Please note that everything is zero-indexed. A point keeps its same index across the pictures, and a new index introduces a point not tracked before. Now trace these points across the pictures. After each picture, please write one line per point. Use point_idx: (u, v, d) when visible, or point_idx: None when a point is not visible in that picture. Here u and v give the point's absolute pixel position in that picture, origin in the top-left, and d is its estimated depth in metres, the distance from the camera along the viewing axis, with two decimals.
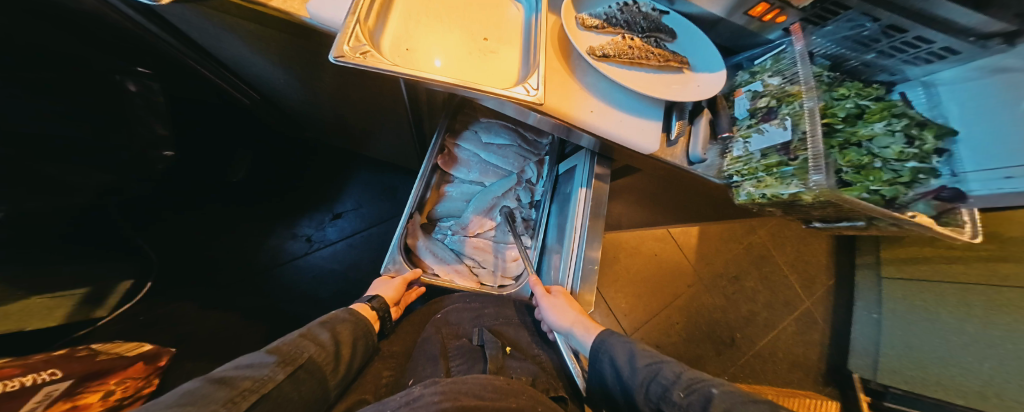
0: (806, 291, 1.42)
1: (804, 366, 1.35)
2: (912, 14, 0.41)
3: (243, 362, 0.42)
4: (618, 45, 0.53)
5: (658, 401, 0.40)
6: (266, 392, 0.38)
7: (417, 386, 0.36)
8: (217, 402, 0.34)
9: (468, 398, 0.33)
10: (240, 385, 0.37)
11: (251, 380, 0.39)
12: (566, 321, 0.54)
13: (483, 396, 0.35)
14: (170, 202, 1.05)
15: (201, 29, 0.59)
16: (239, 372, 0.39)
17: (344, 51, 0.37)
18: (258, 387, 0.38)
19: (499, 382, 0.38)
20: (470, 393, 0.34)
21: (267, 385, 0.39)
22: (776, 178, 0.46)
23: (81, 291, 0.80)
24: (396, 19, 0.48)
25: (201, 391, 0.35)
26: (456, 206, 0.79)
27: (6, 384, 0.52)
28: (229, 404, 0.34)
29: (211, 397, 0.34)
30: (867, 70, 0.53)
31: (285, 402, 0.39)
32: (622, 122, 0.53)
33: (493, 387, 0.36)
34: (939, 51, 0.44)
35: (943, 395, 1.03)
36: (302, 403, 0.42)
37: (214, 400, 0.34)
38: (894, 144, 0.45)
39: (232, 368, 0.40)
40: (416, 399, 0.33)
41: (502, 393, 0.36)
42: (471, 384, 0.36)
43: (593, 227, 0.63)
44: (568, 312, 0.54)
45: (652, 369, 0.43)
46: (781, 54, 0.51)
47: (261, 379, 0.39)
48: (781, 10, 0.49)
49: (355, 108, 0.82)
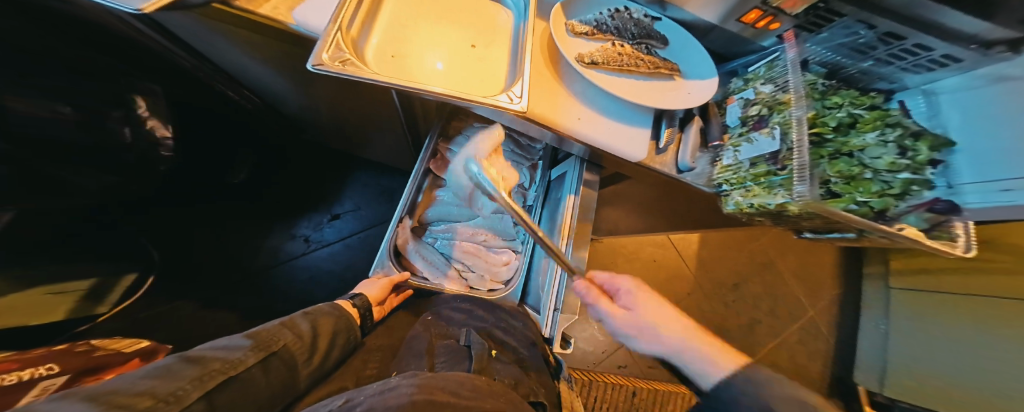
0: (810, 300, 1.39)
1: (807, 377, 1.31)
2: (913, 22, 0.39)
3: (217, 344, 0.43)
4: (608, 52, 0.53)
5: None
6: (237, 374, 0.39)
7: (396, 376, 0.36)
8: (186, 377, 0.34)
9: (444, 393, 0.32)
10: (211, 365, 0.38)
11: (222, 361, 0.39)
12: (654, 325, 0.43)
13: (459, 393, 0.33)
14: (172, 202, 1.07)
15: (201, 37, 0.61)
16: (212, 353, 0.40)
17: (322, 59, 0.37)
18: (228, 368, 0.39)
19: (478, 382, 0.37)
20: (447, 388, 0.33)
21: (237, 368, 0.40)
22: (764, 188, 0.45)
23: (86, 283, 0.81)
24: (382, 25, 0.49)
25: (173, 367, 0.35)
26: (448, 209, 0.76)
27: (4, 377, 0.55)
28: (197, 381, 0.35)
29: (182, 372, 0.35)
30: (863, 78, 0.52)
31: (256, 386, 0.41)
32: (610, 129, 0.53)
33: (471, 386, 0.35)
34: (940, 58, 0.42)
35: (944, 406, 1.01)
36: (270, 389, 0.42)
37: (185, 375, 0.34)
38: (886, 154, 0.44)
39: (207, 349, 0.41)
40: (390, 388, 0.33)
41: (478, 392, 0.35)
42: (450, 381, 0.35)
43: (580, 233, 0.63)
44: (651, 310, 0.45)
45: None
46: (774, 62, 0.49)
47: (233, 361, 0.40)
48: (774, 17, 0.47)
49: (353, 112, 0.83)
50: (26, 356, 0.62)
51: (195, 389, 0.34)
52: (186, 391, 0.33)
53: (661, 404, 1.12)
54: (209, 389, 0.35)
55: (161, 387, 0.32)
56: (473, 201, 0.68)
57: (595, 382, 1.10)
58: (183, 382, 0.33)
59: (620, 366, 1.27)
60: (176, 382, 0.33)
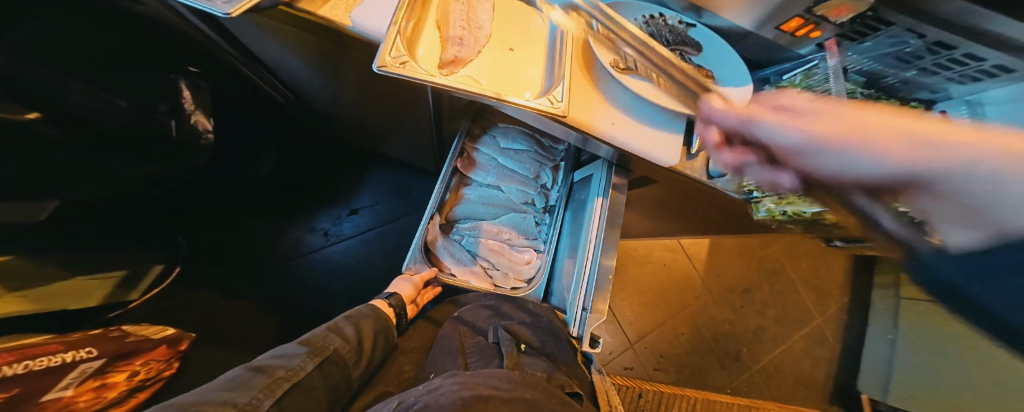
0: (819, 308, 1.39)
1: (813, 383, 1.32)
2: (961, 29, 0.38)
3: (278, 352, 0.51)
4: (642, 58, 0.54)
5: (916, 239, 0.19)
6: (297, 381, 0.47)
7: (438, 378, 0.39)
8: (257, 387, 0.44)
9: (485, 388, 0.35)
10: (277, 374, 0.47)
11: (285, 369, 0.48)
12: (844, 151, 0.23)
13: (499, 386, 0.36)
14: (178, 201, 1.05)
15: (246, 32, 0.64)
16: (275, 362, 0.49)
17: (386, 61, 0.40)
18: (291, 375, 0.48)
19: (514, 375, 0.39)
20: (488, 383, 0.36)
21: (298, 375, 0.48)
22: (798, 196, 0.46)
23: (120, 272, 0.85)
24: (430, 32, 0.52)
25: (243, 379, 0.45)
26: (473, 208, 0.79)
27: (50, 359, 0.56)
28: (267, 389, 0.44)
29: (252, 383, 0.45)
30: (905, 87, 0.50)
31: (315, 389, 0.48)
32: (644, 134, 0.54)
33: (510, 380, 0.38)
34: (990, 69, 0.41)
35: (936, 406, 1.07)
36: (327, 394, 0.49)
37: (254, 387, 0.44)
38: None
39: (269, 358, 0.50)
40: (437, 386, 0.36)
41: (515, 384, 0.37)
42: (488, 376, 0.38)
43: (608, 235, 0.64)
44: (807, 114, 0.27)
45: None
46: (813, 70, 0.50)
47: (293, 369, 0.48)
48: (816, 25, 0.48)
49: (380, 110, 0.84)
50: (67, 337, 0.64)
51: (266, 397, 0.44)
52: (258, 400, 0.43)
53: (668, 406, 1.13)
54: (277, 396, 0.44)
55: (240, 397, 0.42)
56: (474, 26, 0.53)
57: None
58: (256, 392, 0.44)
59: (626, 368, 1.28)
60: (250, 392, 0.43)
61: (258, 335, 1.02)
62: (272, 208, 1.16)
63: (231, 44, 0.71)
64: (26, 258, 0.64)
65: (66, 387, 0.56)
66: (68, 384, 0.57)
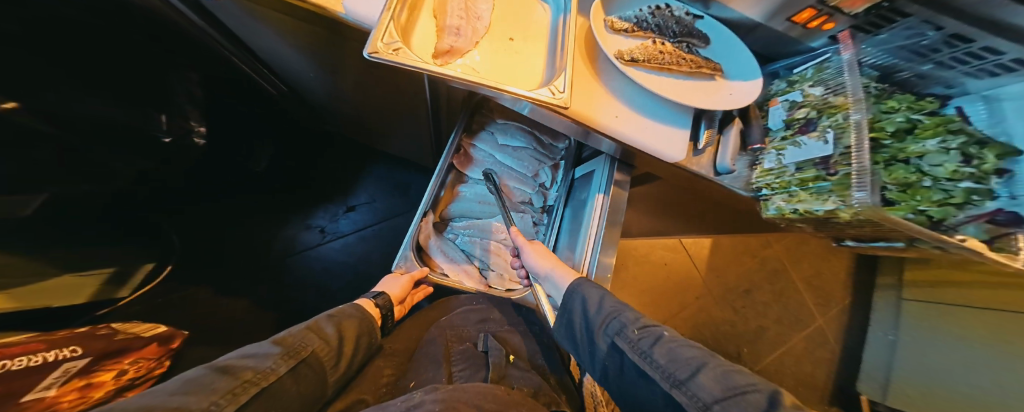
0: (821, 309, 1.37)
1: (813, 384, 1.30)
2: (985, 22, 0.35)
3: (245, 352, 0.45)
4: (648, 50, 0.52)
5: (613, 335, 0.43)
6: (267, 385, 0.41)
7: (418, 392, 0.37)
8: (219, 391, 0.36)
9: (467, 407, 0.33)
10: (243, 376, 0.40)
11: (253, 371, 0.42)
12: (546, 265, 0.58)
13: (482, 406, 0.34)
14: None
15: (239, 21, 0.62)
16: (241, 362, 0.42)
17: (377, 46, 0.38)
18: (259, 379, 0.41)
19: (498, 392, 0.37)
20: (470, 402, 0.34)
21: (268, 378, 0.42)
22: (811, 193, 0.44)
23: (109, 269, 0.82)
24: (427, 21, 0.50)
25: (202, 379, 0.37)
26: (469, 207, 0.77)
27: (29, 359, 0.54)
28: (230, 395, 0.37)
29: (213, 385, 0.36)
30: (919, 82, 0.47)
31: (287, 394, 0.43)
32: (648, 129, 0.52)
33: (493, 397, 0.36)
34: (1009, 63, 0.37)
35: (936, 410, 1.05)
36: (298, 400, 0.44)
37: (216, 388, 0.36)
38: (948, 161, 0.39)
39: (235, 358, 0.43)
40: (416, 406, 0.33)
41: (500, 405, 0.35)
42: (470, 392, 0.36)
43: (609, 235, 0.62)
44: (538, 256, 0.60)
45: (615, 310, 0.46)
46: (825, 63, 0.48)
47: (264, 371, 0.42)
48: (830, 16, 0.46)
49: (377, 104, 0.82)
50: (53, 336, 0.62)
51: (228, 404, 0.36)
52: (220, 406, 0.35)
53: None
54: (242, 403, 0.37)
55: (194, 403, 0.33)
56: (473, 16, 0.51)
57: None
58: (217, 397, 0.35)
59: None
60: (210, 397, 0.35)
61: (251, 334, 1.00)
62: (268, 204, 1.15)
63: (220, 32, 0.66)
64: (26, 258, 0.64)
65: (49, 386, 0.53)
66: (51, 383, 0.54)
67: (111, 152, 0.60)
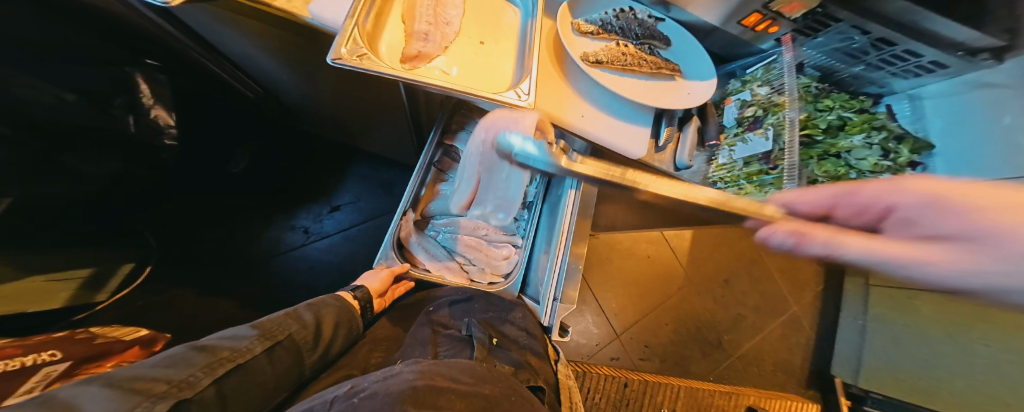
0: (795, 296, 1.44)
1: (788, 367, 1.37)
2: (909, 28, 0.39)
3: (226, 334, 0.48)
4: (611, 52, 0.55)
5: None
6: (243, 362, 0.44)
7: (399, 363, 0.35)
8: (197, 365, 0.40)
9: (443, 380, 0.31)
10: (221, 354, 0.43)
11: (230, 349, 0.44)
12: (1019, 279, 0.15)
13: (459, 379, 0.32)
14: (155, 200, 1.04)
15: (202, 22, 0.63)
16: (220, 342, 0.45)
17: (341, 53, 0.40)
18: (236, 357, 0.44)
19: (479, 368, 0.36)
20: (448, 375, 0.32)
21: (244, 356, 0.45)
22: (755, 186, 0.48)
23: (85, 271, 0.80)
24: (395, 26, 0.52)
25: (182, 355, 0.41)
26: (449, 204, 0.79)
27: (7, 364, 0.55)
28: (207, 368, 0.40)
29: (192, 360, 0.40)
30: (855, 82, 0.51)
31: (261, 372, 0.45)
32: (612, 127, 0.55)
33: (473, 373, 0.35)
34: (927, 64, 0.42)
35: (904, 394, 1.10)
36: (274, 376, 0.47)
37: (194, 363, 0.40)
38: (870, 156, 0.44)
39: (216, 339, 0.46)
40: (394, 374, 0.32)
41: (478, 379, 0.34)
42: (452, 368, 0.34)
43: (579, 229, 0.65)
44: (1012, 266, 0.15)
45: None
46: (772, 65, 0.52)
47: (240, 350, 0.45)
48: (774, 20, 0.49)
49: (357, 105, 0.83)
50: (28, 342, 0.62)
51: (205, 376, 0.39)
52: (196, 378, 0.38)
53: (651, 395, 1.15)
54: (217, 376, 0.40)
55: (173, 375, 0.37)
56: (441, 22, 0.52)
57: (590, 373, 1.11)
58: (194, 370, 0.39)
59: (611, 359, 1.31)
60: (188, 370, 0.38)
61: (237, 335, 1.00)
62: (252, 205, 1.15)
63: (188, 36, 0.69)
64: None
65: (29, 391, 0.52)
66: (33, 387, 0.54)
67: (73, 157, 0.59)
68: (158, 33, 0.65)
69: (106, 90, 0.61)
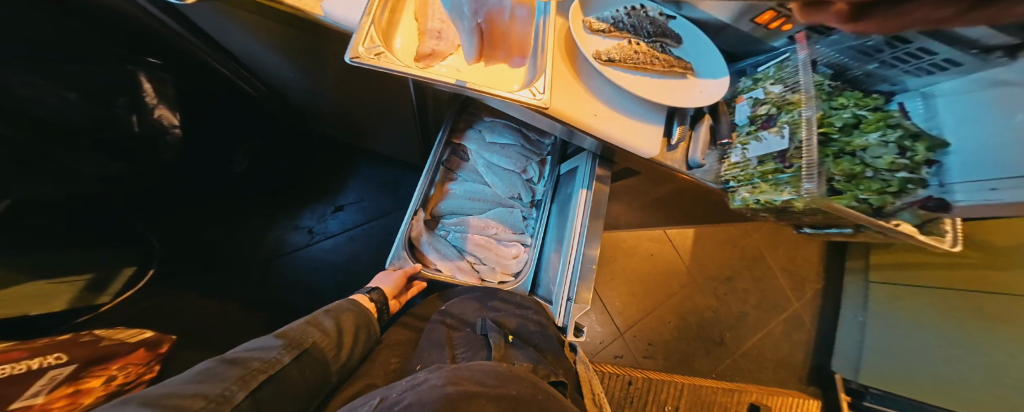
0: (797, 293, 1.44)
1: (789, 363, 1.38)
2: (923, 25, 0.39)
3: (252, 345, 0.48)
4: (624, 50, 0.54)
5: None
6: (274, 373, 0.44)
7: (423, 371, 0.36)
8: (230, 379, 0.40)
9: (471, 383, 0.31)
10: (251, 366, 0.43)
11: (260, 361, 0.45)
12: None
13: (485, 382, 0.32)
14: None
15: (209, 19, 0.62)
16: (248, 354, 0.45)
17: (358, 52, 0.40)
18: (267, 367, 0.44)
19: (501, 369, 0.36)
20: (474, 378, 0.32)
21: (274, 367, 0.45)
22: (770, 185, 0.48)
23: (86, 275, 0.80)
24: (407, 24, 0.51)
25: (214, 370, 0.41)
26: (459, 203, 0.78)
27: (13, 367, 0.54)
28: (240, 381, 0.40)
29: (224, 374, 0.41)
30: (867, 80, 0.52)
31: (291, 382, 0.45)
32: (624, 126, 0.55)
33: (497, 374, 0.34)
34: (941, 62, 0.42)
35: (903, 390, 1.11)
36: (305, 384, 0.48)
37: (227, 378, 0.40)
38: (887, 154, 0.43)
39: (243, 351, 0.46)
40: (421, 382, 0.33)
41: (503, 380, 0.33)
42: (476, 370, 0.34)
43: (592, 229, 0.65)
44: None
45: None
46: (785, 63, 0.52)
47: (270, 361, 0.45)
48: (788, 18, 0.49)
49: (364, 105, 0.83)
50: (33, 345, 0.61)
51: (240, 389, 0.40)
52: (231, 391, 0.39)
53: (656, 393, 1.16)
54: (251, 388, 0.41)
55: (209, 390, 0.37)
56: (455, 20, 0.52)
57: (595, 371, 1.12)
58: (229, 383, 0.39)
59: (616, 356, 1.32)
60: (222, 384, 0.39)
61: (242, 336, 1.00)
62: (255, 206, 1.14)
63: (187, 29, 0.67)
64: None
65: (36, 394, 0.53)
66: (38, 391, 0.53)
67: (66, 156, 0.57)
68: (151, 24, 0.61)
69: (104, 88, 0.59)
